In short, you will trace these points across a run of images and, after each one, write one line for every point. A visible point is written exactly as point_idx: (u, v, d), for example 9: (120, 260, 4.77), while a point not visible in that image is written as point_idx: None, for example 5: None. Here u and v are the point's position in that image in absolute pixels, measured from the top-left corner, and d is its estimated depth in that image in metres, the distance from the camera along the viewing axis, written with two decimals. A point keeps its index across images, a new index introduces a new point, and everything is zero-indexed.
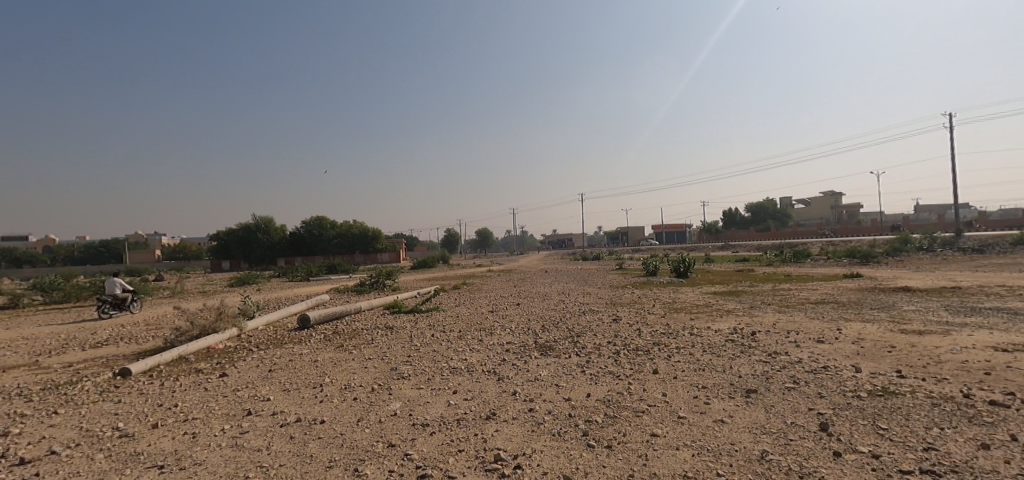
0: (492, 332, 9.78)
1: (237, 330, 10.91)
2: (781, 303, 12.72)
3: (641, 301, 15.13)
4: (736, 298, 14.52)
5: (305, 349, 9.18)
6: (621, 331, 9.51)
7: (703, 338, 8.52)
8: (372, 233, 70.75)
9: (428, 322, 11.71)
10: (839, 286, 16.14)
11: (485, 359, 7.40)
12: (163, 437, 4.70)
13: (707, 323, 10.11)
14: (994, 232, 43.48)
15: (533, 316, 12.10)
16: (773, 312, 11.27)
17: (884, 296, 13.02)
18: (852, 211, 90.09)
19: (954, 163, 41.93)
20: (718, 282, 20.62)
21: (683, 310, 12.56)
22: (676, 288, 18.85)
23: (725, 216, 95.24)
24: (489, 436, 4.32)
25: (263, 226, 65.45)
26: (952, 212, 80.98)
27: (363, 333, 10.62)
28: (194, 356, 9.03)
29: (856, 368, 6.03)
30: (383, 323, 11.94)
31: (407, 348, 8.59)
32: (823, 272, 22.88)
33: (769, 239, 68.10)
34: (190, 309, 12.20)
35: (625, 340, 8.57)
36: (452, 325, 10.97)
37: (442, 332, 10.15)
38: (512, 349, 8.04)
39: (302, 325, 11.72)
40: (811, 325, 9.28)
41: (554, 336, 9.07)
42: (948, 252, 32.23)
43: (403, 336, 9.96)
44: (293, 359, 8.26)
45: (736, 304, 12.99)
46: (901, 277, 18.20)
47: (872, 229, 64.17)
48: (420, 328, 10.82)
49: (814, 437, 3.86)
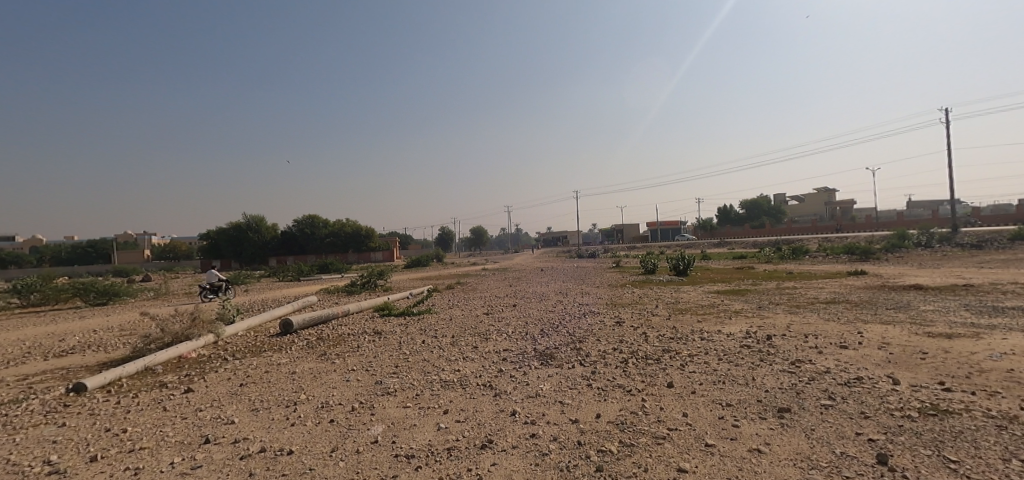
0: (488, 338, 9.09)
1: (213, 337, 10.14)
2: (791, 303, 12.13)
3: (643, 301, 14.52)
4: (742, 298, 13.94)
5: (285, 358, 8.46)
6: (626, 336, 8.87)
7: (716, 343, 7.88)
8: (366, 232, 69.75)
9: (419, 326, 10.99)
10: (846, 284, 15.64)
11: (479, 371, 6.72)
12: (98, 474, 3.98)
13: (716, 326, 9.49)
14: (990, 227, 43.38)
15: (531, 319, 11.44)
16: (784, 313, 10.66)
17: (897, 294, 12.48)
18: (847, 208, 90.28)
19: (951, 159, 41.68)
20: (720, 281, 20.08)
21: (688, 311, 11.93)
22: (677, 287, 18.28)
23: (720, 213, 95.13)
24: (484, 472, 3.64)
25: (254, 225, 64.02)
26: (945, 207, 80.88)
27: (349, 339, 9.90)
28: (162, 367, 8.28)
29: (893, 379, 5.42)
30: (371, 328, 11.22)
31: (395, 357, 7.89)
32: (825, 269, 22.42)
33: (765, 236, 67.93)
34: (164, 313, 11.38)
35: (632, 345, 7.92)
36: (445, 330, 10.27)
37: (434, 337, 9.46)
38: (509, 358, 7.37)
39: (284, 330, 10.98)
40: (830, 328, 8.66)
41: (554, 342, 8.41)
42: (947, 248, 31.97)
43: (392, 342, 9.24)
44: (269, 370, 7.53)
45: (744, 304, 12.37)
46: (907, 275, 17.67)
47: (867, 225, 64.07)
48: (410, 333, 10.12)
49: (875, 474, 3.22)
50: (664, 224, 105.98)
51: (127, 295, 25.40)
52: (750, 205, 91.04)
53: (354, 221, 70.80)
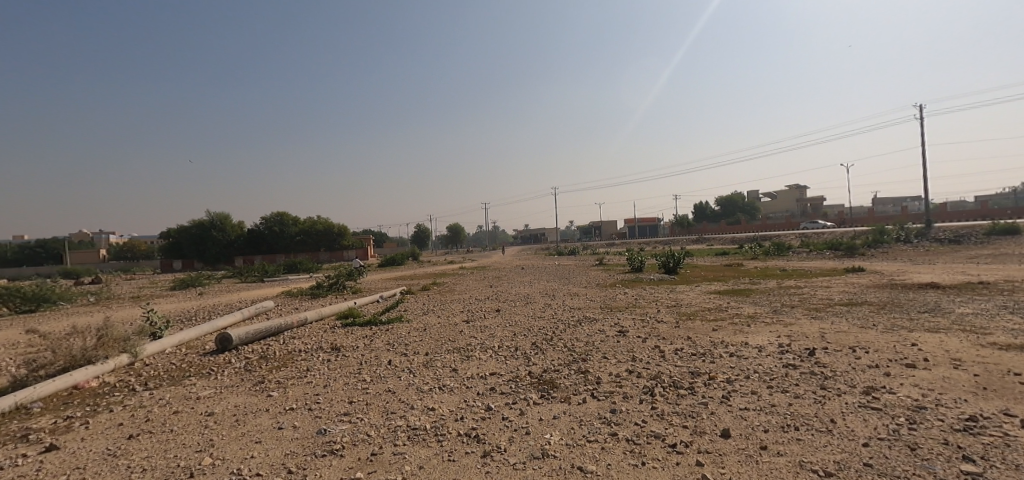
0: (469, 356, 7.45)
1: (125, 359, 8.16)
2: (808, 306, 10.88)
3: (640, 304, 13.08)
4: (748, 299, 12.69)
5: (210, 390, 6.61)
6: (636, 351, 7.35)
7: (751, 361, 6.45)
8: (338, 230, 67.09)
9: (386, 340, 9.21)
10: (852, 283, 14.58)
11: (461, 409, 5.07)
12: None
13: (738, 337, 8.06)
14: (961, 223, 44.18)
15: (519, 328, 9.81)
16: (807, 319, 9.34)
17: (916, 294, 11.41)
18: (818, 204, 92.22)
19: (924, 157, 42.23)
20: (714, 279, 18.90)
21: (695, 316, 10.55)
22: (671, 286, 17.01)
23: (695, 209, 95.89)
24: None
25: (218, 223, 60.29)
26: (914, 205, 82.95)
27: (297, 359, 8.05)
28: (45, 404, 6.29)
29: (1020, 419, 4.03)
30: (328, 343, 9.37)
31: (351, 387, 6.14)
32: (819, 266, 21.55)
33: (742, 232, 68.24)
34: (68, 326, 9.20)
35: (650, 365, 6.40)
36: (417, 345, 8.55)
37: (403, 356, 7.74)
38: (498, 388, 5.71)
39: (221, 347, 9.09)
40: (873, 339, 7.38)
41: (551, 361, 6.80)
42: (927, 243, 31.90)
43: (350, 364, 7.48)
44: (182, 411, 5.68)
45: (755, 308, 11.03)
46: (910, 272, 16.80)
47: (841, 221, 65.05)
48: (374, 350, 8.35)
49: None
50: (641, 221, 106.04)
51: (61, 301, 22.52)
52: (726, 202, 91.63)
53: (326, 219, 67.78)
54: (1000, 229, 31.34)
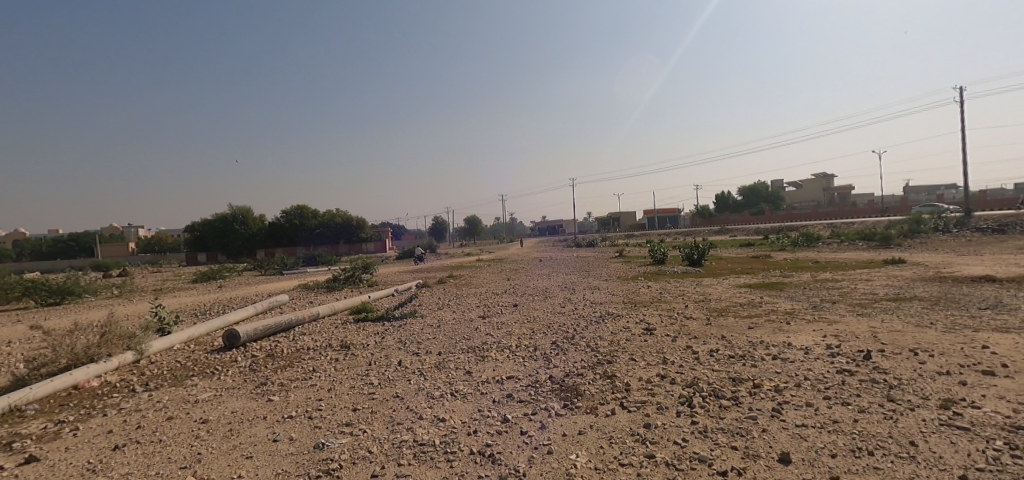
0: (483, 357, 6.94)
1: (129, 357, 7.90)
2: (851, 302, 10.02)
3: (665, 299, 12.37)
4: (783, 293, 11.85)
5: (210, 392, 6.25)
6: (667, 352, 6.73)
7: (799, 365, 5.75)
8: (356, 223, 67.51)
9: (397, 338, 8.78)
10: (895, 276, 13.58)
11: (474, 421, 4.55)
12: None
13: (778, 336, 7.35)
14: (1004, 211, 41.76)
15: (537, 326, 9.25)
16: (853, 316, 8.52)
17: (972, 288, 10.42)
18: (845, 193, 88.93)
19: (964, 141, 39.88)
20: (742, 272, 17.98)
21: (727, 312, 9.82)
22: (697, 280, 16.18)
23: (716, 199, 93.60)
24: None
25: (240, 217, 61.23)
26: (950, 193, 79.07)
27: (304, 359, 7.67)
28: (41, 405, 6.02)
29: None
30: (337, 340, 8.98)
31: (356, 391, 5.68)
32: (854, 258, 20.36)
33: (767, 222, 66.14)
34: (75, 322, 9.01)
35: (683, 369, 5.77)
36: (429, 344, 8.07)
37: (414, 356, 7.27)
38: (515, 395, 5.17)
39: (229, 344, 8.78)
40: (935, 339, 6.59)
41: (573, 364, 6.23)
42: (968, 233, 30.14)
43: (358, 364, 7.05)
44: (176, 417, 5.30)
45: (792, 304, 10.21)
46: (957, 264, 15.64)
47: (871, 210, 62.45)
48: (384, 349, 7.91)
49: None
50: (661, 212, 104.00)
51: (86, 294, 22.92)
52: (748, 192, 89.06)
53: (344, 212, 68.18)
54: None
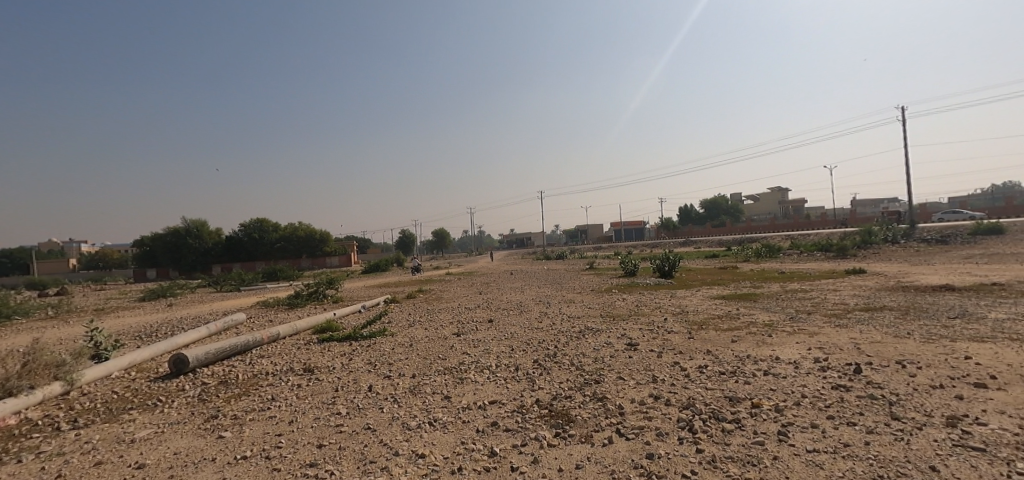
0: (463, 379, 6.43)
1: (57, 388, 6.88)
2: (826, 312, 10.11)
3: (643, 312, 12.19)
4: (758, 305, 11.88)
5: (152, 428, 5.45)
6: (655, 370, 6.44)
7: (791, 381, 5.57)
8: (320, 236, 65.23)
9: (367, 359, 8.13)
10: (860, 286, 13.95)
11: (458, 456, 4.05)
12: None
13: (763, 350, 7.22)
14: (942, 223, 44.76)
15: (517, 342, 8.81)
16: (831, 327, 8.54)
17: (935, 298, 10.74)
18: (799, 207, 93.55)
19: (907, 158, 42.58)
20: (714, 283, 18.17)
21: (707, 325, 9.69)
22: (671, 292, 16.15)
23: (680, 212, 96.41)
24: None
25: (194, 230, 58.01)
26: (892, 206, 84.41)
27: (262, 386, 6.92)
28: None
29: None
30: (300, 363, 8.24)
31: (322, 424, 5.06)
32: (817, 269, 21.01)
33: (729, 234, 68.39)
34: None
35: (676, 389, 5.47)
36: (402, 365, 7.48)
37: (386, 380, 6.68)
38: (502, 423, 4.71)
39: (175, 370, 7.91)
40: (917, 350, 6.60)
41: (560, 385, 5.84)
42: (914, 244, 31.90)
43: (324, 391, 6.38)
44: (106, 462, 4.51)
45: (769, 315, 10.21)
46: (913, 273, 16.32)
47: (824, 223, 65.65)
48: (353, 372, 7.26)
49: None
50: (628, 224, 106.05)
51: (14, 315, 20.74)
52: (711, 205, 92.17)
53: (307, 225, 65.81)
54: (985, 229, 31.51)
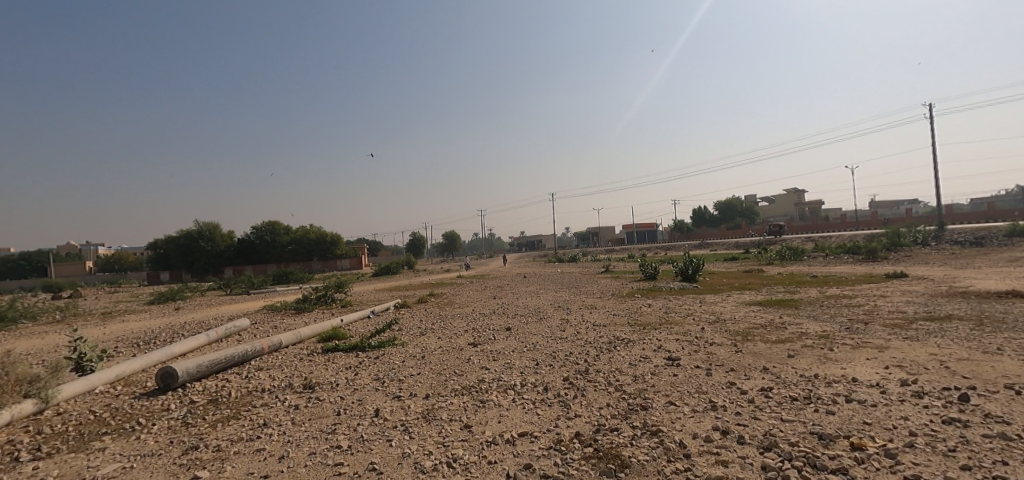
0: (485, 403, 5.50)
1: (29, 407, 6.12)
2: (885, 322, 9.03)
3: (674, 319, 11.17)
4: (803, 312, 10.76)
5: (119, 462, 4.61)
6: (710, 392, 5.47)
7: (886, 411, 4.57)
8: (331, 238, 64.96)
9: (375, 374, 7.26)
10: (909, 291, 12.77)
11: None
12: None
13: (832, 368, 6.20)
14: (972, 224, 42.71)
15: (541, 356, 7.87)
16: (901, 341, 7.48)
17: (1006, 306, 9.58)
18: (816, 208, 91.33)
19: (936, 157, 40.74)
20: (743, 287, 17.10)
21: (753, 336, 8.66)
22: (699, 297, 15.08)
23: (694, 214, 94.48)
24: None
25: (206, 233, 58.02)
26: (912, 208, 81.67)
27: (256, 406, 6.08)
28: None
29: None
30: (301, 378, 7.41)
31: (319, 463, 4.17)
32: (850, 272, 19.76)
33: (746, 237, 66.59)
34: None
35: (746, 421, 4.47)
36: (412, 383, 6.58)
37: (397, 401, 5.80)
38: (539, 467, 3.78)
39: (164, 385, 7.13)
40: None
41: (602, 414, 4.88)
42: (949, 246, 30.28)
43: (325, 415, 5.51)
44: None
45: (820, 324, 9.17)
46: (962, 277, 15.09)
47: (844, 225, 63.51)
48: (357, 391, 6.38)
49: None
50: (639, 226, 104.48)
51: (21, 319, 20.32)
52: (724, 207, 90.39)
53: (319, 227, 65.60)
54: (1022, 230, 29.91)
